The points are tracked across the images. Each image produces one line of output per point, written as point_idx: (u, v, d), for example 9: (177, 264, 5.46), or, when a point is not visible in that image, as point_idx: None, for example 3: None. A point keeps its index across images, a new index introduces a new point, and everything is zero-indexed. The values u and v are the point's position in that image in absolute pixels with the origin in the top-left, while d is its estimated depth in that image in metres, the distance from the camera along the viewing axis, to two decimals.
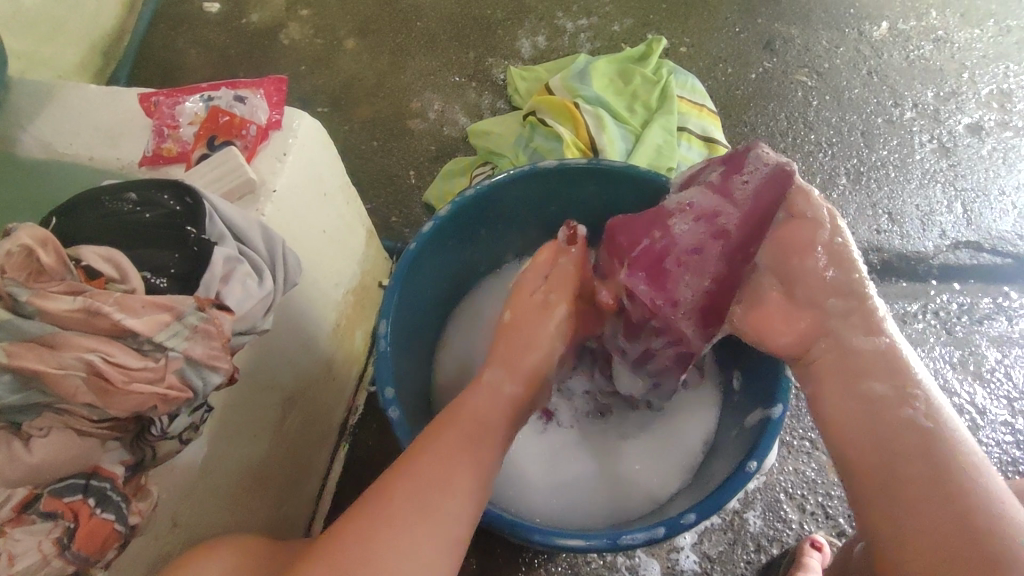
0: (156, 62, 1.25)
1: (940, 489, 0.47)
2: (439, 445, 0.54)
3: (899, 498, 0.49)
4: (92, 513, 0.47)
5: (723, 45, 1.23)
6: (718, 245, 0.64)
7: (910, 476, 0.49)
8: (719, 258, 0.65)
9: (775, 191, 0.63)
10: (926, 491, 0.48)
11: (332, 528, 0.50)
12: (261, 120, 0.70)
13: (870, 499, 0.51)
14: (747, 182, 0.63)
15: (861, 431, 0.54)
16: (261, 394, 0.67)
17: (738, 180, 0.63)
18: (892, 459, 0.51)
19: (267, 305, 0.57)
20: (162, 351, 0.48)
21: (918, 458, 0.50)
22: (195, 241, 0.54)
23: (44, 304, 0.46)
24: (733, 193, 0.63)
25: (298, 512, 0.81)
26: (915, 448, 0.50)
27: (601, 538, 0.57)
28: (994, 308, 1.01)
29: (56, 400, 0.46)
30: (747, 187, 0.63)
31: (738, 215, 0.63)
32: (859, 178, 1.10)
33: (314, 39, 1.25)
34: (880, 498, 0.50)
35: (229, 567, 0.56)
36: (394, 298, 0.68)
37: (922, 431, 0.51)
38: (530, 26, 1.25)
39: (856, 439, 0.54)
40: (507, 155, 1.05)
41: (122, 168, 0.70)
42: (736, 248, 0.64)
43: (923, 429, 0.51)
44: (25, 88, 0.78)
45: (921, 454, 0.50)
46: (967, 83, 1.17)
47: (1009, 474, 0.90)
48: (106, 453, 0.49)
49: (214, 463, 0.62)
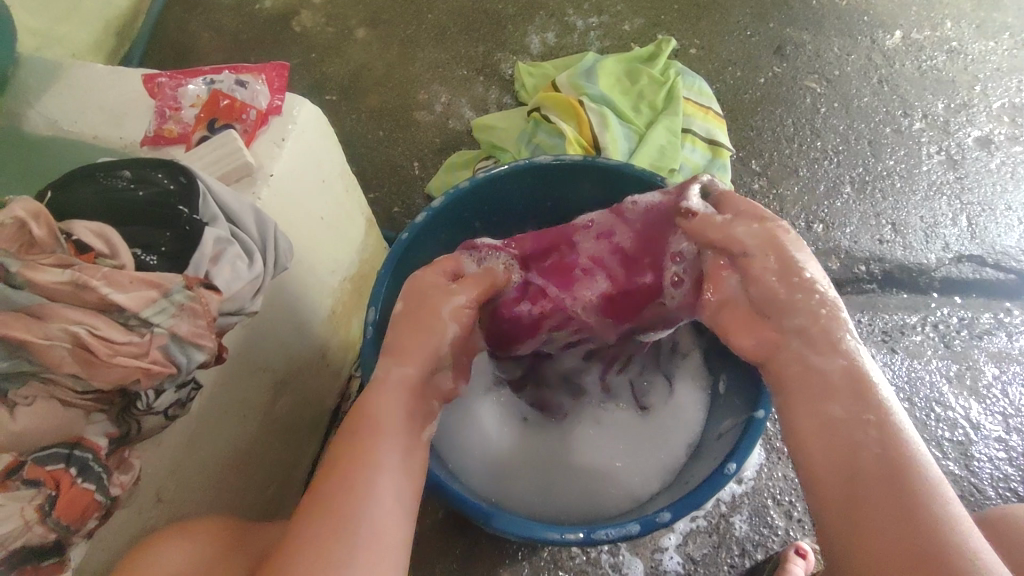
0: (170, 45, 1.26)
1: (902, 515, 0.45)
2: (340, 473, 0.51)
3: (862, 529, 0.46)
4: (72, 482, 0.48)
5: (733, 48, 1.22)
6: (615, 259, 0.70)
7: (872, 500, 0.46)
8: (615, 270, 0.70)
9: (660, 215, 0.67)
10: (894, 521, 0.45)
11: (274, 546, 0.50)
12: (262, 105, 0.70)
13: (836, 524, 0.47)
14: (636, 206, 0.68)
15: (825, 446, 0.50)
16: (253, 374, 0.68)
17: (629, 203, 0.69)
18: (860, 482, 0.47)
19: (257, 287, 0.57)
20: (148, 326, 0.49)
21: (881, 482, 0.46)
22: (186, 221, 0.55)
23: (34, 276, 0.47)
24: (625, 215, 0.69)
25: (285, 494, 0.82)
26: (877, 470, 0.47)
27: (576, 532, 0.58)
28: (995, 323, 1.00)
29: (41, 369, 0.47)
30: (636, 208, 0.68)
31: (630, 234, 0.69)
32: (864, 187, 1.09)
33: (326, 27, 1.26)
34: (846, 526, 0.47)
35: (206, 547, 0.56)
36: (384, 286, 0.69)
37: (885, 448, 0.48)
38: (541, 23, 1.25)
39: (826, 455, 0.50)
40: (510, 150, 1.06)
41: (123, 147, 0.71)
42: (633, 260, 0.70)
43: (878, 452, 0.47)
44: (35, 65, 0.79)
45: (884, 476, 0.46)
46: (979, 96, 1.16)
47: (1000, 490, 0.90)
48: (90, 425, 0.50)
49: (201, 440, 0.63)
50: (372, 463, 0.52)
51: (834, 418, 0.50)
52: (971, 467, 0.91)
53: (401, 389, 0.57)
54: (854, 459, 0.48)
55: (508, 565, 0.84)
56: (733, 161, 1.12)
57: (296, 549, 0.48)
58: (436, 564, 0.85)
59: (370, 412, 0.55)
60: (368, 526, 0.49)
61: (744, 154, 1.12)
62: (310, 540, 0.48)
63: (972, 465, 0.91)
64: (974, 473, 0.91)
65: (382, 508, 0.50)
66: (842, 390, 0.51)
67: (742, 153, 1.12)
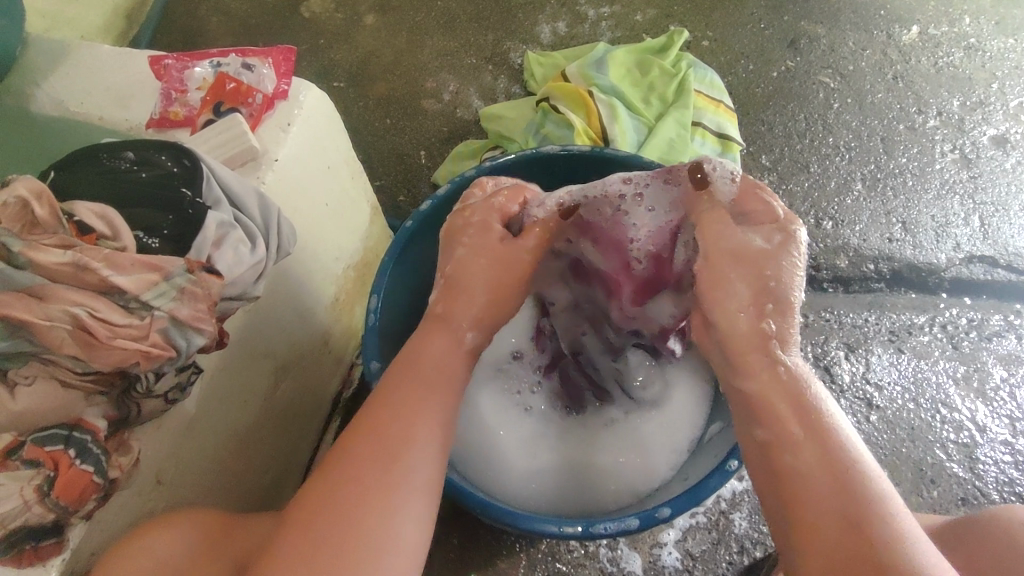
0: (178, 28, 1.25)
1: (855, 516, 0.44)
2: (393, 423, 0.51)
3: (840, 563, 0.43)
4: (71, 463, 0.47)
5: (746, 41, 1.20)
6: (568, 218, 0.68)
7: (828, 525, 0.44)
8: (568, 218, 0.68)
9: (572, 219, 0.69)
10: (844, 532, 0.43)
11: (302, 514, 0.47)
12: (268, 89, 0.70)
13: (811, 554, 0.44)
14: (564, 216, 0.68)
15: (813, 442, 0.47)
16: (254, 360, 0.68)
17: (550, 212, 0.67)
18: (837, 508, 0.44)
19: (259, 272, 0.57)
20: (148, 310, 0.48)
21: (844, 517, 0.44)
22: (189, 204, 0.54)
23: (36, 256, 0.47)
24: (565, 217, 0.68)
25: (285, 480, 0.83)
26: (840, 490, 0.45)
27: (575, 525, 0.57)
28: (1004, 325, 0.99)
29: (42, 350, 0.47)
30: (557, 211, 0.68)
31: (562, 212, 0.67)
32: (875, 185, 1.08)
33: (335, 13, 1.25)
34: (836, 553, 0.43)
35: (194, 535, 0.56)
36: (386, 274, 0.69)
37: (835, 468, 0.46)
38: (551, 12, 1.24)
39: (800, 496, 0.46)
40: (517, 139, 1.05)
41: (129, 129, 0.71)
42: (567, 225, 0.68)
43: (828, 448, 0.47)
44: (42, 45, 0.79)
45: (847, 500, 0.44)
46: (996, 94, 1.14)
47: (1005, 493, 0.89)
48: (90, 408, 0.50)
49: (201, 422, 0.63)
50: (426, 418, 0.52)
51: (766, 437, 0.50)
52: (975, 470, 0.90)
53: (448, 341, 0.58)
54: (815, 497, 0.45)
55: (505, 556, 0.84)
56: (744, 155, 1.11)
57: (333, 522, 0.46)
58: (432, 555, 0.85)
59: (419, 360, 0.56)
60: (412, 485, 0.49)
61: (754, 149, 1.11)
62: (355, 500, 0.47)
63: (977, 468, 0.90)
64: (979, 477, 0.90)
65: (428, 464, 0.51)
66: (783, 411, 0.49)
67: (751, 148, 1.11)
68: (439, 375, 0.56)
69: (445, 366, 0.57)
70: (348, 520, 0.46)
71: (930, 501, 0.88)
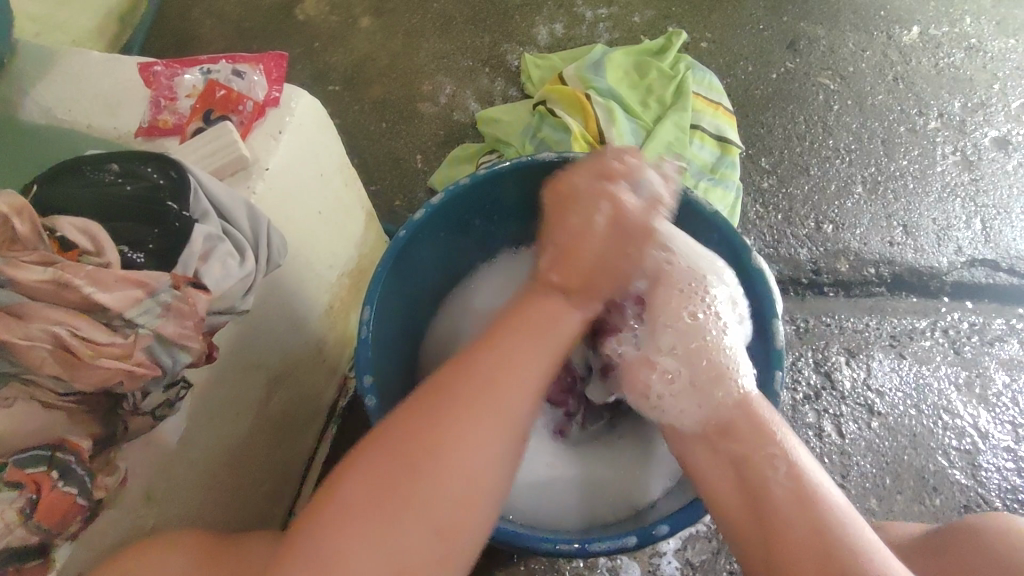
0: (171, 31, 1.24)
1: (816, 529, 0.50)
2: (499, 362, 0.52)
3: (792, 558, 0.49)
4: (53, 485, 0.46)
5: (745, 42, 1.19)
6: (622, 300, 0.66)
7: (801, 538, 0.49)
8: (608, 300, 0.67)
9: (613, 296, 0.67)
10: (817, 556, 0.49)
11: (383, 430, 0.50)
12: (259, 96, 0.68)
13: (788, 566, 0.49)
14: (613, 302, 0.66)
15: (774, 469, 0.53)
16: (246, 372, 0.67)
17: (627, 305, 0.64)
18: (811, 526, 0.50)
19: (248, 285, 0.56)
20: (132, 327, 0.47)
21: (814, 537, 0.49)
22: (176, 218, 0.53)
23: (16, 274, 0.46)
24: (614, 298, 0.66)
25: (279, 494, 0.81)
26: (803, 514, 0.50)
27: (570, 542, 0.56)
28: (1006, 330, 0.97)
29: (22, 370, 0.46)
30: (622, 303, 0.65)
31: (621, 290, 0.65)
32: (876, 187, 1.07)
33: (330, 16, 1.24)
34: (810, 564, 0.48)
35: (177, 557, 0.54)
36: (379, 285, 0.67)
37: (799, 498, 0.51)
38: (549, 13, 1.22)
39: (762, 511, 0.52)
40: (514, 144, 1.04)
41: (118, 138, 0.70)
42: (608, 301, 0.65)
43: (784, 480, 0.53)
44: (29, 52, 0.77)
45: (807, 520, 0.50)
46: (998, 95, 1.13)
47: (1008, 501, 0.88)
48: (73, 427, 0.49)
49: (192, 438, 0.62)
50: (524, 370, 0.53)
51: (744, 455, 0.55)
52: (978, 477, 0.89)
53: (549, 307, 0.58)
54: (783, 521, 0.51)
55: (504, 566, 0.83)
56: (743, 158, 1.09)
57: (419, 427, 0.49)
58: None
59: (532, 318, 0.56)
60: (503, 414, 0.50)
61: (754, 151, 1.10)
62: (442, 418, 0.49)
63: (979, 475, 0.89)
64: (981, 484, 0.89)
65: (511, 442, 0.50)
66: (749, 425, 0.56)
67: (751, 150, 1.10)
68: (553, 341, 0.56)
69: (545, 324, 0.56)
70: (432, 440, 0.48)
71: (933, 510, 0.87)
